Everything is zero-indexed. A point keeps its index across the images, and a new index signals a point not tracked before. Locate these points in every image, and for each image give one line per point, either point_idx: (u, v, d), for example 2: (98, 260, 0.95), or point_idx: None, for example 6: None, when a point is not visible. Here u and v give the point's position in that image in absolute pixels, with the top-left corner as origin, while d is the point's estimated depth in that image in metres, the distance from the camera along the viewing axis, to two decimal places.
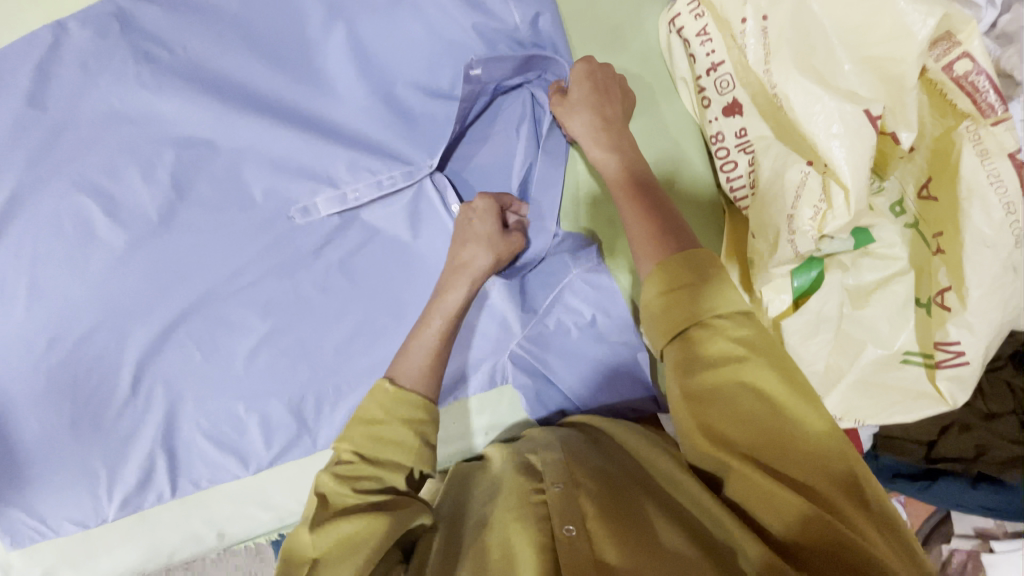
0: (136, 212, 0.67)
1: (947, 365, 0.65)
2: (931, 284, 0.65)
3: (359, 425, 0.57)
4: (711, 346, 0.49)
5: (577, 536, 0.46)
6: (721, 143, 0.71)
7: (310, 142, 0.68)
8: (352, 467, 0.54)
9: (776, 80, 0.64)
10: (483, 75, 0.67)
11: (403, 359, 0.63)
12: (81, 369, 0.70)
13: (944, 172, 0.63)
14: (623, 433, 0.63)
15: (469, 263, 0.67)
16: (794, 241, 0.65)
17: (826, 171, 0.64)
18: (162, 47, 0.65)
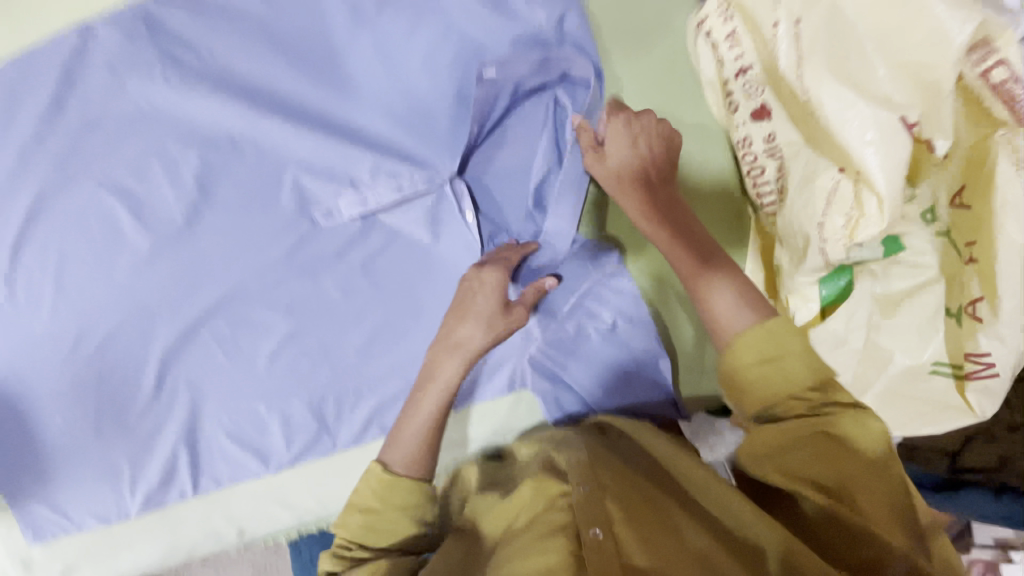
0: (161, 212, 0.68)
1: (976, 376, 0.63)
2: (964, 293, 0.64)
3: (355, 515, 0.60)
4: (781, 394, 0.53)
5: (604, 541, 0.45)
6: (748, 148, 0.70)
7: (333, 145, 0.69)
8: (352, 551, 0.59)
9: (808, 84, 0.63)
10: (499, 76, 0.67)
11: (395, 442, 0.64)
12: (105, 367, 0.71)
13: (978, 180, 0.61)
14: (645, 437, 0.62)
15: (465, 341, 0.66)
16: (825, 249, 0.64)
17: (858, 177, 0.62)
18: (188, 50, 0.66)
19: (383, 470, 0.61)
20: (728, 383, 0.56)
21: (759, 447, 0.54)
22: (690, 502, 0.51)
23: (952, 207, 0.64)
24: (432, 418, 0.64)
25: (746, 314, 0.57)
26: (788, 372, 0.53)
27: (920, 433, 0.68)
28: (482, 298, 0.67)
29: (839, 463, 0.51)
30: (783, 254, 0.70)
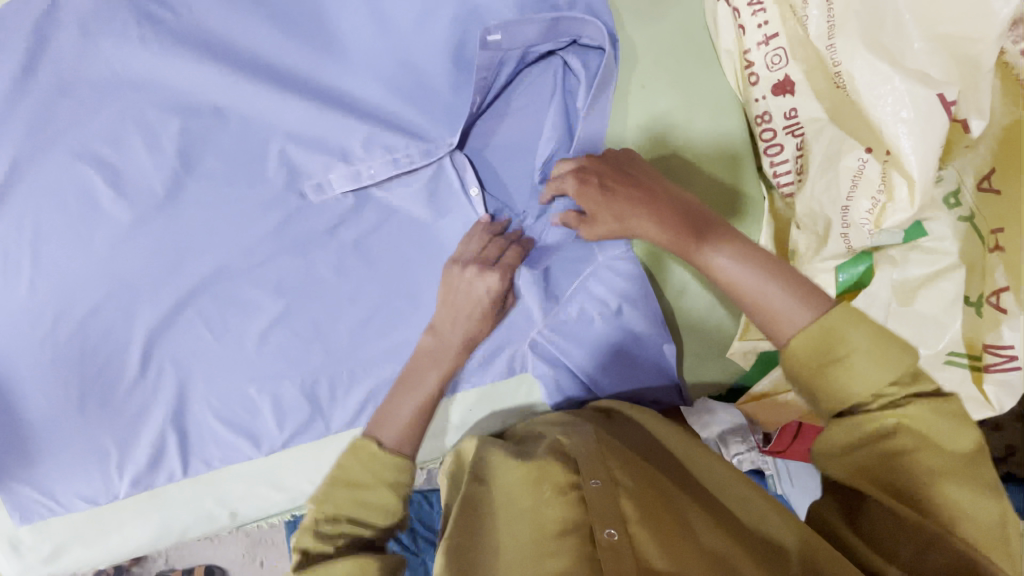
0: (141, 184, 0.64)
1: (995, 369, 0.63)
2: (984, 283, 0.62)
3: (342, 489, 0.53)
4: (849, 380, 0.44)
5: (619, 541, 0.44)
6: (767, 124, 0.66)
7: (324, 115, 0.64)
8: (334, 524, 0.51)
9: (840, 58, 0.60)
10: (503, 42, 0.61)
11: (383, 417, 0.60)
12: (86, 347, 0.67)
13: (1012, 163, 0.58)
14: (652, 423, 0.61)
15: (451, 337, 0.65)
16: (847, 234, 0.64)
17: (887, 159, 0.60)
18: (166, 8, 0.61)
19: (378, 446, 0.55)
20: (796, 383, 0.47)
21: (829, 448, 0.46)
22: (703, 497, 0.50)
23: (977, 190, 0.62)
24: (427, 398, 0.62)
25: (798, 309, 0.47)
26: (858, 362, 0.44)
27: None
28: (481, 282, 0.65)
29: (927, 461, 0.42)
30: (798, 239, 0.68)
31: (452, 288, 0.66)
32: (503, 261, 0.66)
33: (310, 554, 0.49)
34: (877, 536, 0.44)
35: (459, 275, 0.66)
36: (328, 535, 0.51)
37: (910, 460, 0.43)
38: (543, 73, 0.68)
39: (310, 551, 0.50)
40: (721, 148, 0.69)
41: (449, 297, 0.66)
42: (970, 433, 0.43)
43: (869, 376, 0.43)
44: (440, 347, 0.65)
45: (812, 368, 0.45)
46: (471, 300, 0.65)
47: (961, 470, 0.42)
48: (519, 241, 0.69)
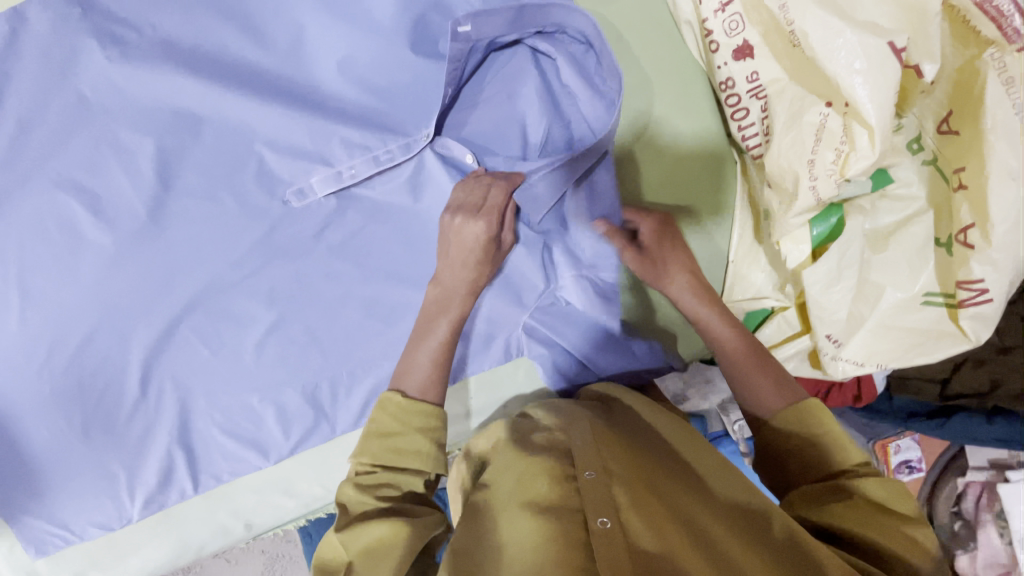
0: (123, 209, 0.64)
1: (969, 304, 0.62)
2: (953, 223, 0.63)
3: (375, 440, 0.58)
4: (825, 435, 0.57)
5: (612, 528, 0.45)
6: (730, 90, 0.68)
7: (299, 118, 0.65)
8: (374, 477, 0.57)
9: (792, 16, 0.61)
10: (472, 33, 0.61)
11: (408, 365, 0.64)
12: (83, 373, 0.68)
13: (967, 104, 0.60)
14: (647, 410, 0.64)
15: (454, 289, 0.66)
16: (816, 186, 0.63)
17: (847, 111, 0.61)
18: (130, 28, 0.61)
19: (401, 396, 0.61)
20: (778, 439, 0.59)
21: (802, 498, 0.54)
22: (694, 483, 0.52)
23: (937, 134, 0.63)
24: (441, 345, 0.65)
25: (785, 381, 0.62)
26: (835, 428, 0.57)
27: (912, 364, 0.67)
28: (468, 227, 0.63)
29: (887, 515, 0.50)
30: (771, 199, 0.69)
31: (446, 235, 0.65)
32: (489, 204, 0.63)
33: (352, 507, 0.55)
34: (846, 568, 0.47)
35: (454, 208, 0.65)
36: (368, 486, 0.56)
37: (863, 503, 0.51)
38: (517, 60, 0.68)
39: (353, 503, 0.55)
40: (692, 119, 0.71)
41: (449, 241, 0.65)
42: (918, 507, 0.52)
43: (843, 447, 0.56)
44: (446, 304, 0.66)
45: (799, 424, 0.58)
46: (461, 245, 0.64)
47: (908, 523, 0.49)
48: (509, 176, 0.64)
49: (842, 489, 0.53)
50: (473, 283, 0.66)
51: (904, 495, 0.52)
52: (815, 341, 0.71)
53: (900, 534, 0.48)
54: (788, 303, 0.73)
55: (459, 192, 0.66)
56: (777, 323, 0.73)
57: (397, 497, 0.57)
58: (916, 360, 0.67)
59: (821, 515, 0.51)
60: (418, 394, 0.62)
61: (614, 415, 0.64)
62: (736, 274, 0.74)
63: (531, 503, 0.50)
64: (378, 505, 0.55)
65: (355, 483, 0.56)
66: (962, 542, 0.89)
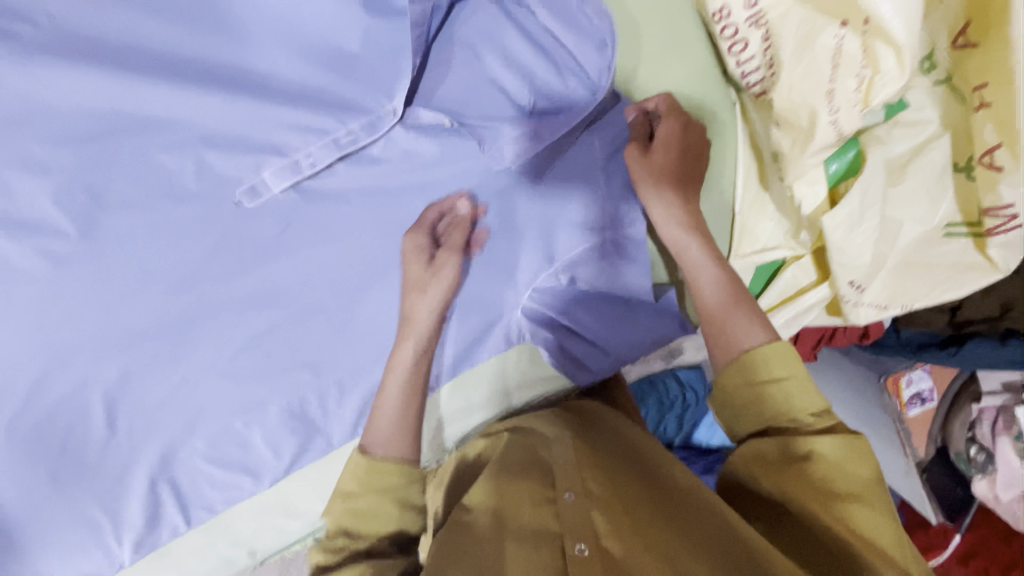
0: (50, 234, 0.55)
1: (998, 232, 0.60)
2: (975, 145, 0.57)
3: (339, 501, 0.62)
4: (783, 398, 0.54)
5: (590, 555, 0.44)
6: (727, 19, 0.59)
7: (240, 105, 0.56)
8: (337, 539, 0.60)
9: None
10: None
11: (375, 419, 0.65)
12: (37, 422, 0.60)
13: (987, 12, 0.52)
14: (623, 428, 0.67)
15: (419, 319, 0.65)
16: (837, 119, 0.59)
17: (865, 29, 0.54)
18: (23, 21, 0.51)
19: (362, 455, 0.62)
20: (727, 400, 0.58)
21: (754, 453, 0.54)
22: (661, 494, 0.52)
23: (952, 49, 0.55)
24: (407, 383, 0.65)
25: (757, 331, 0.59)
26: (791, 384, 0.55)
27: (940, 299, 0.67)
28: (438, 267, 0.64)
29: (830, 480, 0.49)
30: (782, 138, 0.63)
31: (408, 263, 0.64)
32: (450, 243, 0.63)
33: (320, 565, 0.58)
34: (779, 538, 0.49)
35: (407, 254, 0.64)
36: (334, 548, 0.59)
37: (813, 463, 0.50)
38: (481, 14, 0.60)
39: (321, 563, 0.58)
40: (683, 60, 0.63)
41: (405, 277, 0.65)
42: (875, 464, 0.50)
43: (793, 398, 0.54)
44: (398, 347, 0.66)
45: (756, 376, 0.56)
46: (415, 285, 0.64)
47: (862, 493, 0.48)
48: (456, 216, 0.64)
49: (789, 449, 0.52)
50: (425, 324, 0.65)
51: (860, 452, 0.50)
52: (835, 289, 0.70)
53: (838, 509, 0.47)
54: (803, 250, 0.68)
55: (416, 232, 0.63)
56: (793, 273, 0.71)
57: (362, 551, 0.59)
58: (945, 296, 0.67)
59: (766, 480, 0.52)
60: (376, 449, 0.63)
61: (592, 435, 0.65)
62: (743, 230, 0.66)
63: (509, 520, 0.50)
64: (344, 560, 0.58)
65: (321, 547, 0.60)
66: (978, 468, 0.89)
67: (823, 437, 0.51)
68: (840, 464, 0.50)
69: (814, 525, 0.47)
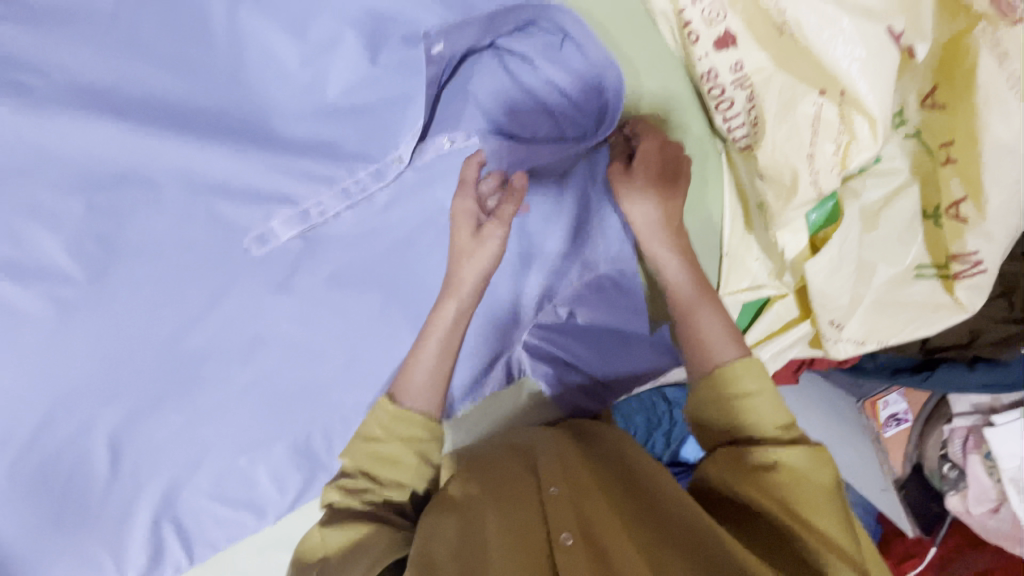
0: (59, 279, 0.56)
1: (964, 276, 0.64)
2: (942, 196, 0.62)
3: (362, 444, 0.61)
4: (754, 411, 0.57)
5: (573, 544, 0.48)
6: (714, 81, 0.62)
7: (250, 159, 0.57)
8: (358, 483, 0.60)
9: (784, 6, 0.54)
10: (446, 48, 0.57)
11: (409, 374, 0.63)
12: (44, 461, 0.60)
13: (953, 79, 0.57)
14: (602, 427, 0.70)
15: (463, 283, 0.61)
16: (817, 181, 0.61)
17: (841, 99, 0.56)
18: (34, 73, 0.51)
19: (390, 402, 0.61)
20: (698, 411, 0.60)
21: (725, 460, 0.56)
22: (637, 490, 0.57)
23: (922, 109, 0.60)
24: (448, 337, 0.62)
25: (730, 344, 0.60)
26: (759, 399, 0.57)
27: (914, 337, 0.70)
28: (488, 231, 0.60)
29: (799, 487, 0.52)
30: (765, 191, 0.65)
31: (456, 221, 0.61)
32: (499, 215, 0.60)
33: (337, 505, 0.59)
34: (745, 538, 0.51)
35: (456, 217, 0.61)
36: (354, 490, 0.60)
37: (779, 471, 0.52)
38: (486, 73, 0.60)
39: (337, 503, 0.59)
40: (677, 115, 0.66)
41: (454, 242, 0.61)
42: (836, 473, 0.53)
43: (765, 415, 0.56)
44: (441, 305, 0.62)
45: (727, 391, 0.58)
46: (461, 251, 0.61)
47: (822, 498, 0.51)
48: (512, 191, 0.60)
49: (758, 456, 0.54)
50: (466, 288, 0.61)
51: (824, 460, 0.53)
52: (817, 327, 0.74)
53: (808, 518, 0.49)
54: (787, 291, 0.73)
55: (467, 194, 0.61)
56: (778, 310, 0.75)
57: (380, 501, 0.60)
58: (917, 332, 0.70)
59: (738, 487, 0.53)
60: (404, 400, 0.62)
61: (578, 437, 0.69)
62: (732, 266, 0.72)
63: (502, 515, 0.54)
64: (362, 509, 0.58)
65: (339, 487, 0.60)
66: (951, 483, 0.94)
67: (790, 448, 0.54)
68: (806, 472, 0.52)
69: (784, 529, 0.49)
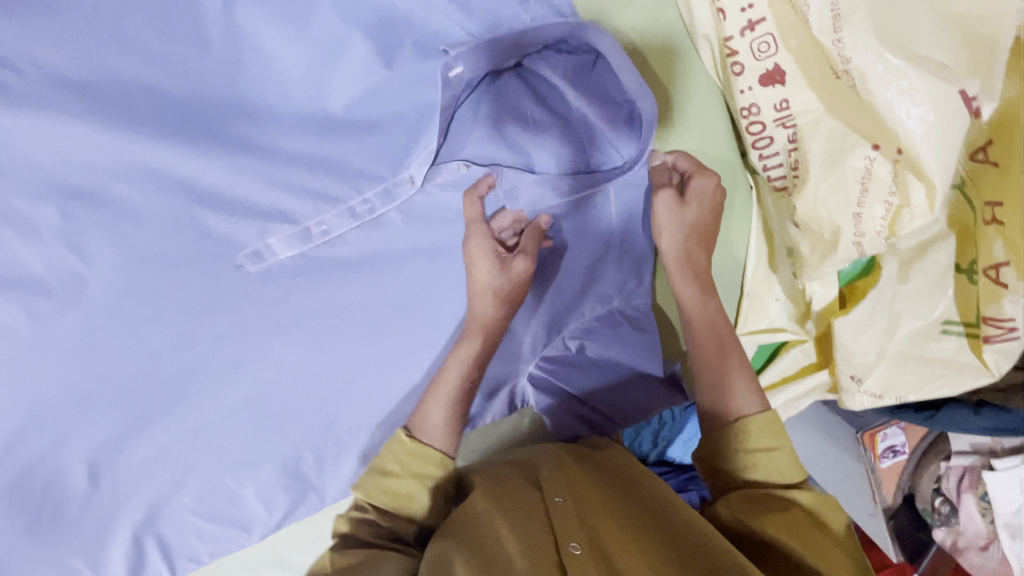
0: (32, 288, 0.51)
1: (994, 341, 0.55)
2: (985, 255, 0.54)
3: (374, 477, 0.58)
4: (769, 465, 0.56)
5: (582, 553, 0.47)
6: (755, 116, 0.60)
7: (249, 173, 0.53)
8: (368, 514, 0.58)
9: (849, 54, 0.52)
10: (466, 71, 0.52)
11: (423, 408, 0.62)
12: (15, 477, 0.56)
13: (1010, 136, 0.47)
14: (611, 442, 0.67)
15: (485, 316, 0.62)
16: (861, 242, 0.60)
17: (899, 158, 0.55)
18: (5, 67, 0.45)
19: (404, 434, 0.60)
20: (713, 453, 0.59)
21: (741, 498, 0.54)
22: (645, 505, 0.55)
23: (970, 161, 0.51)
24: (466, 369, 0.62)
25: (750, 396, 0.59)
26: (780, 453, 0.56)
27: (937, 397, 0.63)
28: (518, 266, 0.60)
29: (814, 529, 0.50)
30: (800, 240, 0.64)
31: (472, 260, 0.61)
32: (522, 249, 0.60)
33: (346, 535, 0.58)
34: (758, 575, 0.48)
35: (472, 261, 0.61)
36: (362, 521, 0.58)
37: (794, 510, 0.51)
38: (508, 93, 0.56)
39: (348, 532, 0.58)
40: (706, 150, 0.63)
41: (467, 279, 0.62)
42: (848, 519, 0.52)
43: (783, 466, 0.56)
44: (459, 343, 0.62)
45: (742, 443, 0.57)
46: (482, 289, 0.61)
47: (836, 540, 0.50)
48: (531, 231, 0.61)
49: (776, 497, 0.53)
50: (489, 320, 0.62)
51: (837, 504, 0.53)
52: (836, 376, 0.71)
53: (821, 547, 0.48)
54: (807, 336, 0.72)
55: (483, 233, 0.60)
56: (795, 354, 0.74)
57: (384, 534, 0.57)
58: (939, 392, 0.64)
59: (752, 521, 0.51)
60: (421, 435, 0.60)
61: (585, 448, 0.67)
62: (751, 306, 0.71)
63: (507, 523, 0.52)
64: (365, 538, 0.57)
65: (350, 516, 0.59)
66: (942, 518, 0.96)
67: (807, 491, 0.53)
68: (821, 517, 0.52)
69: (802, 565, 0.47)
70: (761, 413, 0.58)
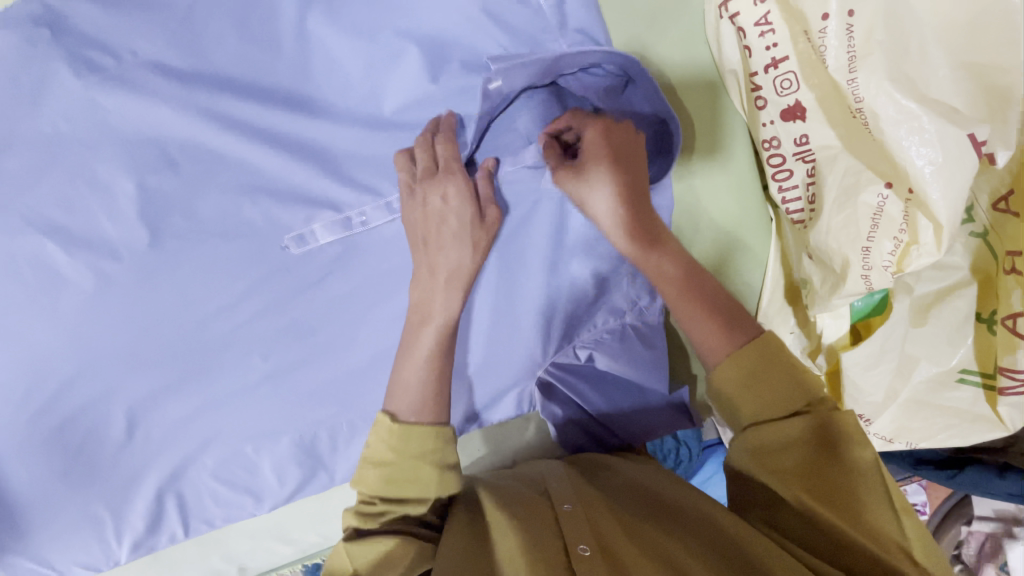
0: (101, 248, 0.57)
1: (1010, 392, 0.61)
2: (1003, 304, 0.59)
3: (373, 471, 0.56)
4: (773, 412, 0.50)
5: (591, 555, 0.46)
6: (776, 149, 0.63)
7: (300, 164, 0.59)
8: (375, 506, 0.55)
9: (863, 93, 0.56)
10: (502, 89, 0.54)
11: (399, 386, 0.59)
12: (62, 420, 0.62)
13: None
14: (618, 464, 0.65)
15: (457, 268, 0.59)
16: (868, 275, 0.60)
17: (910, 197, 0.57)
18: (107, 54, 0.52)
19: (392, 421, 0.57)
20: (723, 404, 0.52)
21: (755, 448, 0.49)
22: (660, 519, 0.53)
23: (993, 210, 0.58)
24: (443, 330, 0.59)
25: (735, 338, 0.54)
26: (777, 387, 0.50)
27: (946, 445, 0.67)
28: (488, 209, 0.59)
29: (840, 471, 0.47)
30: (812, 272, 0.65)
31: (424, 215, 0.58)
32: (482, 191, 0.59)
33: (360, 529, 0.54)
34: (781, 530, 0.48)
35: (442, 207, 0.58)
36: (374, 513, 0.55)
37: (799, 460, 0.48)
38: (540, 109, 0.60)
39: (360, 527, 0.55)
40: (726, 176, 0.65)
41: (423, 229, 0.59)
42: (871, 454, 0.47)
43: (795, 389, 0.50)
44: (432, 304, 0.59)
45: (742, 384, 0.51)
46: (455, 237, 0.58)
47: (859, 486, 0.46)
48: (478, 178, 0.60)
49: (783, 437, 0.49)
50: (465, 274, 0.59)
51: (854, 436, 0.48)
52: None
53: (837, 501, 0.46)
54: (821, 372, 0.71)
55: (459, 180, 0.58)
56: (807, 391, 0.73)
57: (402, 521, 0.55)
58: (949, 441, 0.67)
59: (765, 472, 0.49)
60: (408, 417, 0.57)
61: (593, 470, 0.65)
62: None
63: (516, 524, 0.51)
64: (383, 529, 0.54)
65: (359, 510, 0.55)
66: None
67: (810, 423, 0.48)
68: (837, 449, 0.48)
69: (837, 538, 0.44)
70: (724, 360, 0.52)
